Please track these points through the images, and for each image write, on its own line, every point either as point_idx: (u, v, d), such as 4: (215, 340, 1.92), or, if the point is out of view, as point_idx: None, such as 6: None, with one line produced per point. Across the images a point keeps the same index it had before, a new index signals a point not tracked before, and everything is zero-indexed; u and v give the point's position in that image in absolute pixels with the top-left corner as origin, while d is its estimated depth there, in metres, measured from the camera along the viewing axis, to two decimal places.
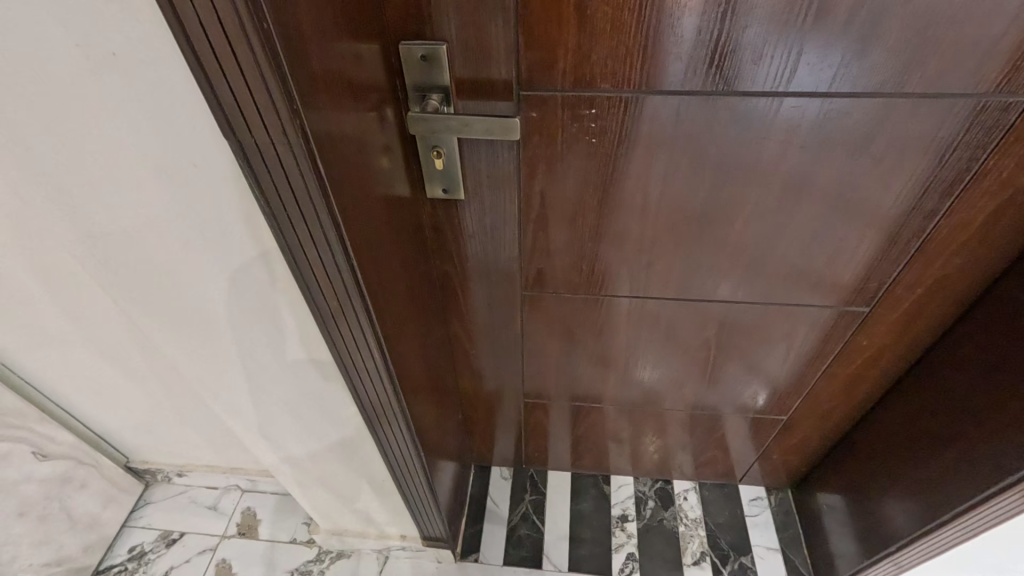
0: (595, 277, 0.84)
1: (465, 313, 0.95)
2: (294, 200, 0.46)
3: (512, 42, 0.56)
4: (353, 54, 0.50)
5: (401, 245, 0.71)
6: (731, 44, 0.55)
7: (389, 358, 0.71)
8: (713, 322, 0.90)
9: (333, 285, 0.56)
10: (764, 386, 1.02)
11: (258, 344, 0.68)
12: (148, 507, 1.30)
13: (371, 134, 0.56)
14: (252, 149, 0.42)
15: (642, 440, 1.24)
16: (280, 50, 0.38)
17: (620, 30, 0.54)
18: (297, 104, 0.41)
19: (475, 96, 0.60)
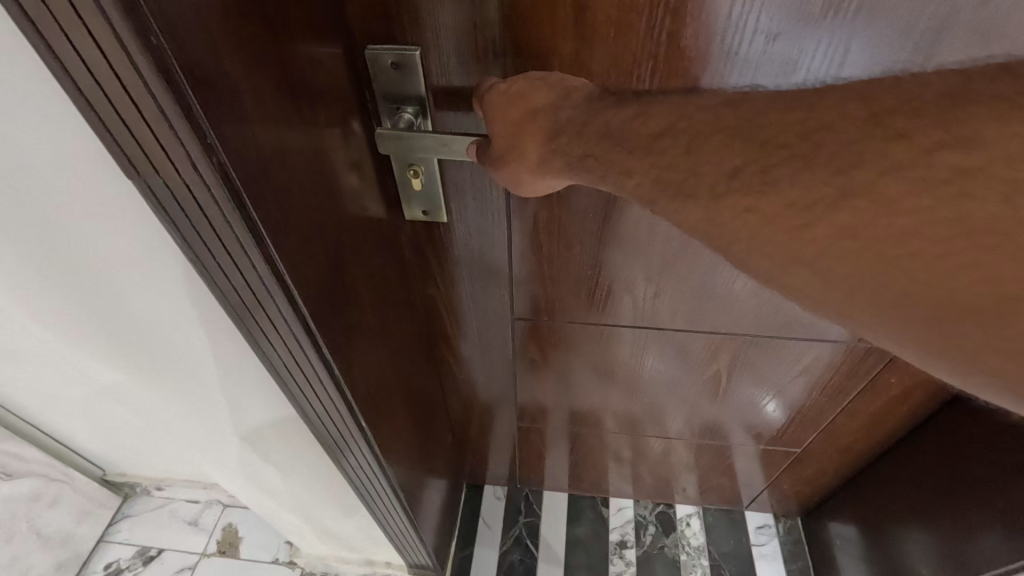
0: (595, 303, 0.76)
1: (455, 336, 0.88)
2: (220, 245, 0.39)
3: (499, 47, 0.47)
4: (303, 65, 0.42)
5: (376, 274, 0.63)
6: (758, 55, 0.46)
7: (357, 399, 0.64)
8: (724, 351, 0.83)
9: (281, 334, 0.49)
10: (779, 418, 0.95)
11: (213, 378, 0.62)
12: (126, 520, 1.25)
13: (331, 157, 0.48)
14: (162, 189, 0.35)
15: (645, 463, 1.17)
16: (184, 74, 0.30)
17: (625, 36, 0.45)
18: (212, 137, 0.33)
19: (454, 111, 0.52)
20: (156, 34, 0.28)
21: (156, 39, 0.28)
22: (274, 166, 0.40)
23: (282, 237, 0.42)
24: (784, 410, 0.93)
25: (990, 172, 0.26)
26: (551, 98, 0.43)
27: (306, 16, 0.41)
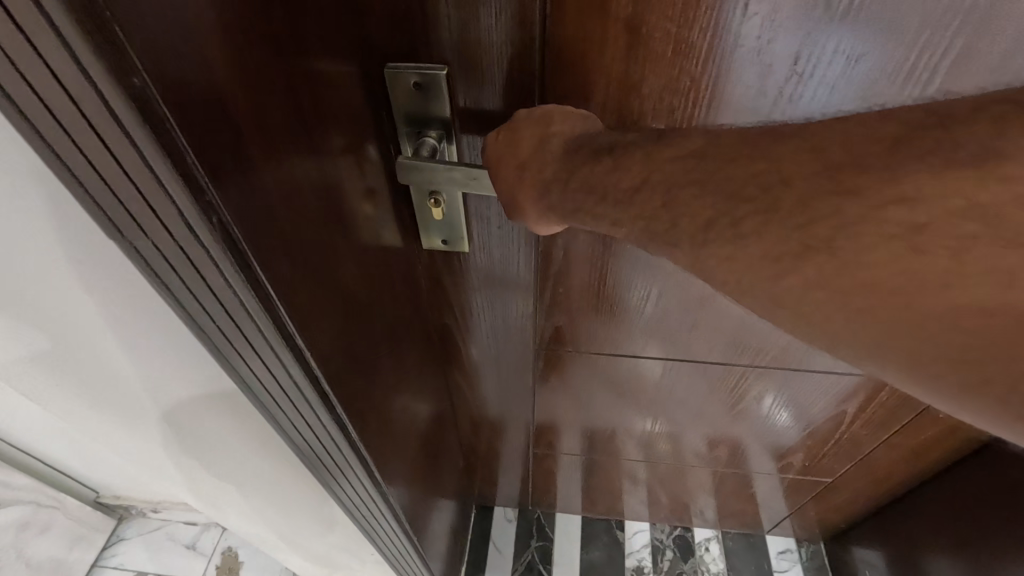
0: (620, 335, 0.71)
1: (470, 365, 0.82)
2: (222, 313, 0.33)
3: (536, 66, 0.41)
4: (314, 89, 0.36)
5: (390, 312, 0.58)
6: (842, 79, 0.39)
7: (370, 449, 0.58)
8: (755, 384, 0.78)
9: (290, 398, 0.43)
10: (810, 449, 0.90)
11: (212, 441, 0.56)
12: (122, 544, 1.19)
13: (343, 190, 0.42)
14: (153, 255, 0.29)
15: (664, 488, 1.12)
16: (177, 118, 0.24)
17: (684, 56, 0.39)
18: (213, 195, 0.27)
19: (483, 133, 0.46)
20: (141, 72, 0.22)
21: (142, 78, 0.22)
22: (281, 211, 0.34)
23: (292, 294, 0.36)
24: (816, 442, 0.88)
25: None
26: (528, 145, 0.37)
27: (317, 34, 0.35)
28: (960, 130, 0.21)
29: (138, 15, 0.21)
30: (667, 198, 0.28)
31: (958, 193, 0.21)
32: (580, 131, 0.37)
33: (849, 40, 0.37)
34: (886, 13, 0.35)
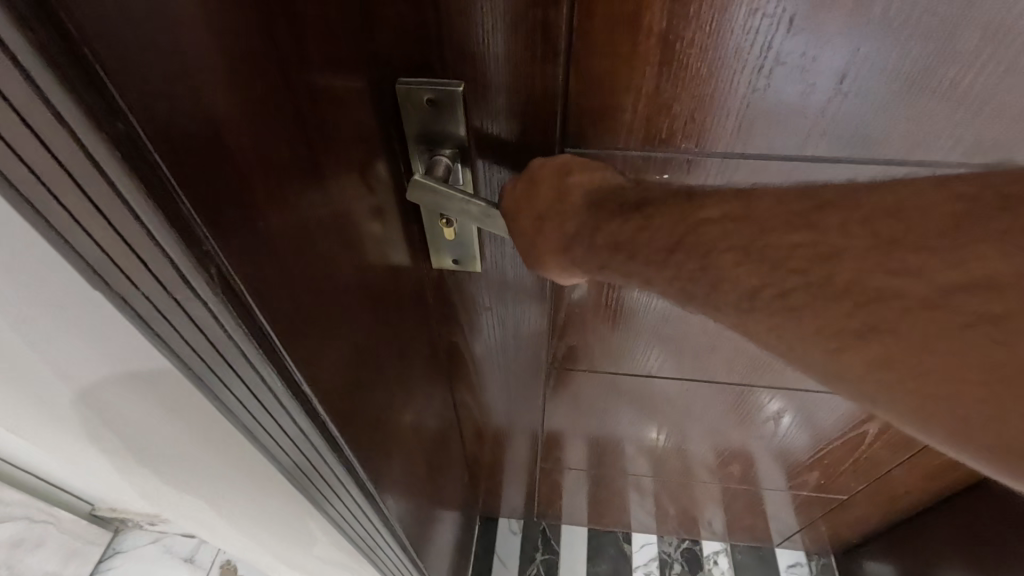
0: (635, 356, 0.69)
1: (479, 386, 0.79)
2: (223, 366, 0.30)
3: (561, 83, 0.38)
4: (323, 113, 0.33)
5: (401, 340, 0.55)
6: (891, 98, 0.36)
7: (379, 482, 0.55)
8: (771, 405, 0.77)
9: (297, 448, 0.40)
10: (826, 467, 0.88)
11: (202, 502, 0.51)
12: (116, 557, 1.16)
13: (353, 219, 0.39)
14: (146, 314, 0.26)
15: (673, 502, 1.10)
16: (171, 164, 0.22)
17: (720, 74, 0.36)
18: (211, 240, 0.25)
19: (502, 160, 0.43)
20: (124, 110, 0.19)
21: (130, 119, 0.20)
22: (288, 250, 0.31)
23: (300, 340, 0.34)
24: (833, 460, 0.85)
25: None
26: (546, 197, 0.38)
27: (326, 50, 0.32)
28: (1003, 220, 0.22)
29: (121, 47, 0.19)
30: (706, 258, 0.29)
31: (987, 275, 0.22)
32: (599, 182, 0.37)
33: (900, 60, 0.34)
34: (943, 28, 0.32)
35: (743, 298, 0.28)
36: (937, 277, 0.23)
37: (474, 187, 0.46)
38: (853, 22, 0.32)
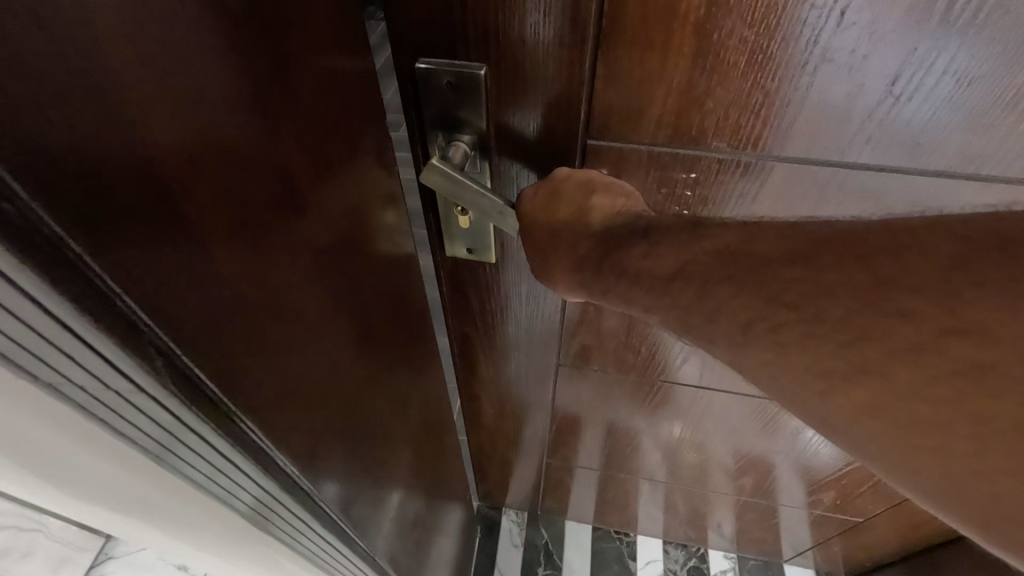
0: (652, 364, 0.68)
1: (489, 387, 0.78)
2: (180, 448, 0.27)
3: (588, 71, 0.36)
4: (332, 91, 0.32)
5: (406, 354, 0.53)
6: (945, 104, 0.33)
7: (383, 495, 0.55)
8: (787, 422, 0.75)
9: (269, 517, 0.37)
10: (843, 487, 0.85)
11: (181, 535, 0.49)
12: (107, 563, 1.21)
13: (365, 206, 0.38)
14: (86, 406, 0.22)
15: (681, 512, 1.09)
16: (95, 250, 0.18)
17: (756, 70, 0.34)
18: (148, 327, 0.21)
19: (521, 153, 0.41)
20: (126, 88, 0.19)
21: (44, 167, 0.16)
22: (291, 238, 0.30)
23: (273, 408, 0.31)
24: (849, 481, 0.83)
25: None
26: (565, 213, 0.38)
27: (337, 24, 0.31)
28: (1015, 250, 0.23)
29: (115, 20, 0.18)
30: (703, 291, 0.31)
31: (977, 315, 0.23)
32: (619, 206, 0.37)
33: (962, 64, 0.31)
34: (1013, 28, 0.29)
35: (764, 300, 0.28)
36: (936, 299, 0.24)
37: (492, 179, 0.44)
38: (913, 17, 0.30)
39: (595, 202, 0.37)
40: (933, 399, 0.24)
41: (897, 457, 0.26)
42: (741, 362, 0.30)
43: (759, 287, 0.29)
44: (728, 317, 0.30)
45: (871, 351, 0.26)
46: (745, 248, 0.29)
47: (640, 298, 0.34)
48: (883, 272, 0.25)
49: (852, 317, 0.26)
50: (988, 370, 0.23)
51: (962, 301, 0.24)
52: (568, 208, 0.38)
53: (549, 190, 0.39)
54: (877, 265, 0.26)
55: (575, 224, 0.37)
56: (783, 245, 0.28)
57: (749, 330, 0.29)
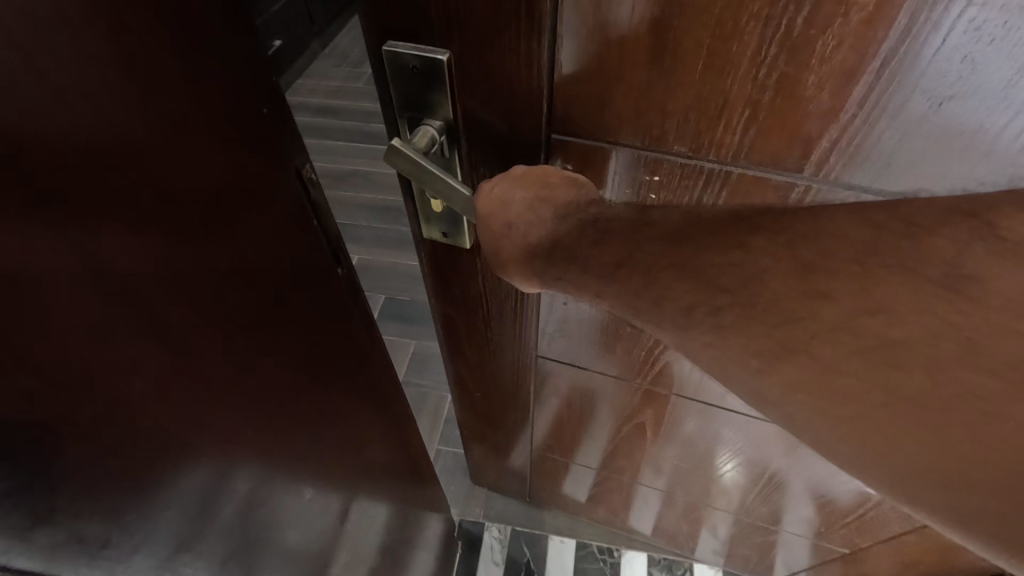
0: (643, 369, 0.65)
1: (471, 372, 0.78)
2: None
3: (547, 67, 0.35)
4: (211, 107, 0.28)
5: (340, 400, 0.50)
6: (906, 115, 0.31)
7: (305, 511, 0.53)
8: (789, 447, 0.70)
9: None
10: (846, 520, 0.78)
11: None
12: None
13: (264, 231, 0.34)
14: None
15: (671, 530, 1.04)
16: None
17: (718, 73, 0.33)
18: None
19: (485, 144, 0.42)
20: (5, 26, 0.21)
21: None
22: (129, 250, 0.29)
23: None
24: (851, 518, 0.76)
25: None
26: (517, 206, 0.36)
27: (225, 35, 0.27)
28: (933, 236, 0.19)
29: None
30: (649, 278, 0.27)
31: (904, 317, 0.19)
32: (571, 199, 0.35)
33: (933, 76, 0.29)
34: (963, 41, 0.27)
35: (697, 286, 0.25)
36: (853, 301, 0.20)
37: (460, 167, 0.44)
38: (876, 23, 0.28)
39: (550, 194, 0.35)
40: (852, 375, 0.21)
41: (841, 459, 0.22)
42: (687, 346, 0.26)
43: (698, 271, 0.25)
44: (672, 302, 0.26)
45: (797, 335, 0.22)
46: (667, 243, 0.27)
47: (589, 285, 0.31)
48: (806, 259, 0.22)
49: (781, 299, 0.22)
50: (912, 379, 0.19)
51: (870, 283, 0.20)
52: (519, 205, 0.35)
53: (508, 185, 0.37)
54: (799, 253, 0.22)
55: (528, 213, 0.35)
56: (720, 232, 0.25)
57: (691, 314, 0.25)
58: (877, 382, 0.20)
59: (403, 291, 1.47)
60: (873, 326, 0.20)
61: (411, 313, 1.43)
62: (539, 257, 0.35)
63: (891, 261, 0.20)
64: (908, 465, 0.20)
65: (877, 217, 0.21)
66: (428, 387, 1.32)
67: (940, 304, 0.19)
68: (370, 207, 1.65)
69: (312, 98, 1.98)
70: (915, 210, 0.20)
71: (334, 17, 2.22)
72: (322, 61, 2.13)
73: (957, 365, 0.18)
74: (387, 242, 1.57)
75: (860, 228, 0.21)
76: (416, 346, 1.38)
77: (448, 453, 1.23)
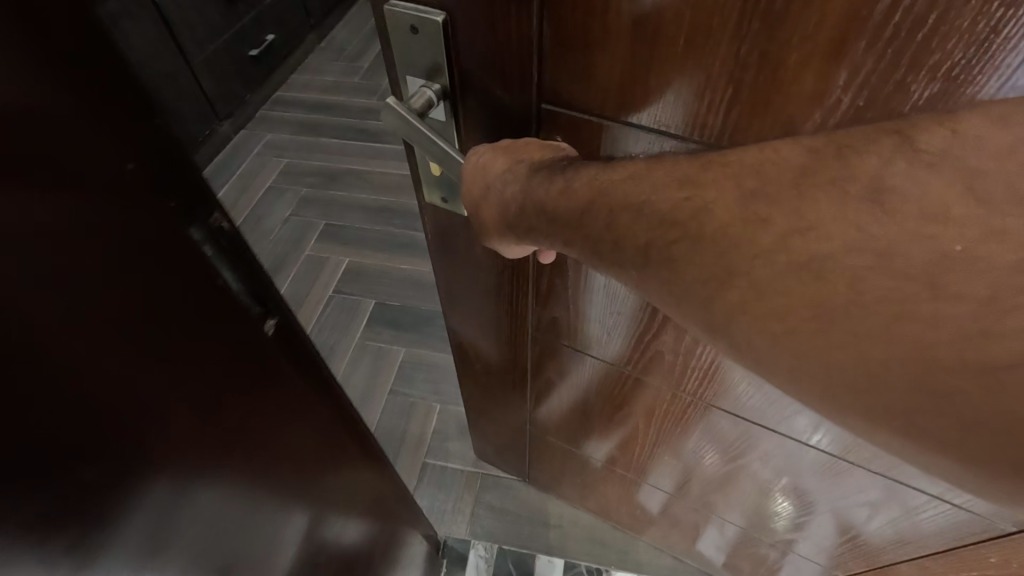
0: (644, 362, 0.59)
1: (467, 343, 0.75)
2: None
3: (535, 35, 0.37)
4: (80, 150, 0.25)
5: (292, 432, 0.47)
6: (898, 19, 0.27)
7: (276, 536, 0.50)
8: (805, 471, 0.61)
9: None
10: (873, 551, 0.67)
11: None
12: None
13: (189, 289, 0.32)
14: None
15: (665, 535, 1.00)
16: None
17: (700, 48, 0.33)
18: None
19: (483, 109, 0.43)
20: None
21: None
22: (37, 364, 0.25)
23: None
24: (855, 545, 0.69)
25: (983, 219, 0.18)
26: (499, 169, 0.37)
27: (75, 97, 0.24)
28: (856, 155, 0.21)
29: None
30: (609, 219, 0.28)
31: (830, 233, 0.21)
32: (546, 158, 0.36)
33: (917, 58, 0.28)
34: None
35: (651, 222, 0.26)
36: (787, 222, 0.22)
37: (460, 131, 0.46)
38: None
39: (529, 153, 0.37)
40: (785, 294, 0.22)
41: (777, 377, 0.23)
42: (647, 281, 0.27)
43: (651, 209, 0.26)
44: (632, 243, 0.27)
45: (739, 255, 0.23)
46: (625, 184, 0.28)
47: (559, 233, 0.32)
48: (749, 187, 0.23)
49: (727, 229, 0.23)
50: (832, 292, 0.20)
51: (802, 203, 0.21)
52: (498, 170, 0.37)
53: (492, 157, 0.38)
54: (743, 182, 0.23)
55: (509, 172, 0.36)
56: (674, 170, 0.26)
57: (647, 254, 0.26)
58: (806, 298, 0.21)
59: (393, 296, 1.45)
60: (807, 243, 0.21)
61: (400, 319, 1.41)
62: (514, 210, 0.35)
63: (818, 180, 0.21)
64: (841, 379, 0.21)
65: (809, 139, 0.23)
66: (416, 398, 1.27)
67: (868, 217, 0.20)
68: (361, 207, 1.64)
69: (303, 93, 1.98)
70: (848, 133, 0.21)
71: (328, 12, 2.18)
72: (319, 57, 2.11)
73: (878, 274, 0.20)
74: (377, 244, 1.56)
75: (796, 155, 0.22)
76: (404, 353, 1.34)
77: (435, 467, 1.18)
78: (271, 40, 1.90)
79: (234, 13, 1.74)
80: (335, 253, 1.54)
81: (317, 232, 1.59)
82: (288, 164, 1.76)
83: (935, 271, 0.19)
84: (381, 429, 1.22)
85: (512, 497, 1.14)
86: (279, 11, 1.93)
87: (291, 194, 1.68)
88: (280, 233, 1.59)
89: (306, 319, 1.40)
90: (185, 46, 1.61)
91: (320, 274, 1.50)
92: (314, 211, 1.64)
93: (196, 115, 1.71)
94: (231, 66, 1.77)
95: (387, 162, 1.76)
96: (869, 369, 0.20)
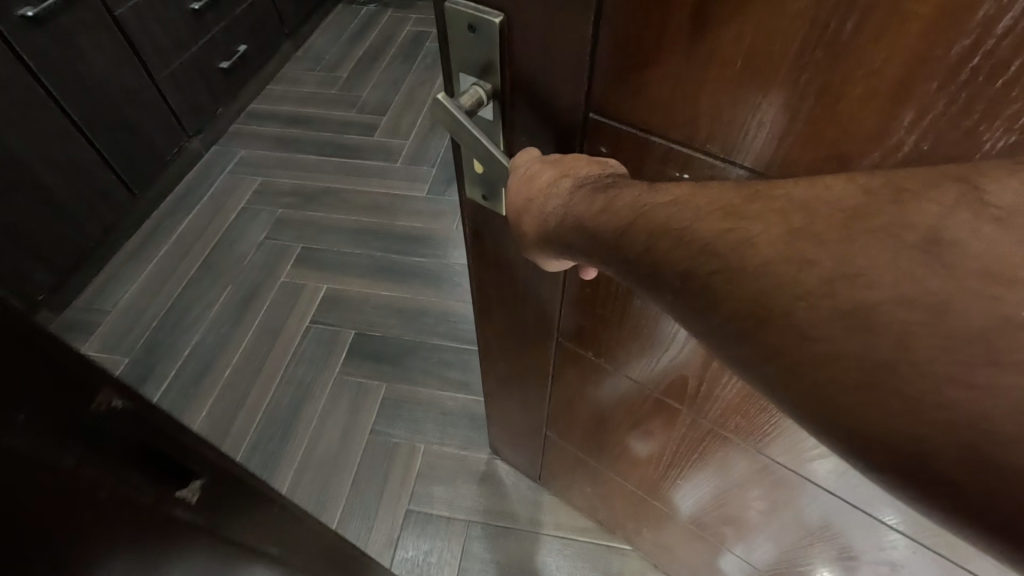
0: (687, 395, 0.58)
1: (491, 338, 0.76)
2: None
3: (588, 44, 0.36)
4: None
5: (235, 543, 0.48)
6: (978, 63, 0.25)
7: None
8: (833, 526, 0.58)
9: None
10: None
11: None
12: None
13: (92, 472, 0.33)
14: None
15: (677, 559, 0.99)
16: None
17: (755, 74, 0.32)
18: None
19: (532, 113, 0.43)
20: None
21: None
22: None
23: None
24: None
25: None
26: (543, 180, 0.37)
27: None
28: (914, 199, 0.20)
29: None
30: (649, 241, 0.27)
31: (885, 280, 0.20)
32: (590, 174, 0.36)
33: (994, 105, 0.26)
34: None
35: (693, 249, 0.25)
36: (837, 264, 0.21)
37: (507, 132, 0.46)
38: (940, 34, 0.25)
39: (573, 166, 0.36)
40: (826, 340, 0.21)
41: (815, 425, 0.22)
42: (684, 309, 0.26)
43: (694, 238, 0.25)
44: (670, 269, 0.27)
45: (781, 296, 0.22)
46: (666, 207, 0.27)
47: (597, 251, 0.32)
48: (798, 222, 0.22)
49: (769, 267, 0.22)
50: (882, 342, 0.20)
51: (853, 248, 0.20)
52: (544, 180, 0.37)
53: (537, 167, 0.38)
54: (792, 217, 0.22)
55: (554, 184, 0.36)
56: (717, 197, 0.26)
57: (685, 282, 0.26)
58: (851, 348, 0.20)
59: (372, 325, 1.46)
60: (858, 287, 0.20)
61: (380, 349, 1.42)
62: (552, 221, 0.35)
63: (871, 222, 0.21)
64: (883, 436, 0.20)
65: (863, 178, 0.22)
66: (398, 439, 1.27)
67: (924, 269, 0.19)
68: (337, 230, 1.66)
69: (282, 106, 2.02)
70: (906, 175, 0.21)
71: (301, 19, 2.20)
72: (294, 66, 2.14)
73: (929, 331, 0.19)
74: (368, 269, 1.57)
75: (848, 196, 0.22)
76: (385, 390, 1.35)
77: (420, 514, 1.17)
78: (242, 50, 1.92)
79: (201, 23, 1.75)
80: (313, 279, 1.56)
81: (293, 255, 1.61)
82: (263, 181, 1.80)
83: (995, 333, 0.18)
84: (359, 475, 1.22)
85: (505, 545, 1.14)
86: (248, 22, 1.94)
87: (265, 215, 1.71)
88: (254, 258, 1.61)
89: (281, 354, 1.41)
90: (149, 62, 1.60)
91: (296, 302, 1.51)
92: (290, 235, 1.66)
93: (164, 133, 1.70)
94: (198, 76, 1.78)
95: (369, 179, 1.78)
96: (913, 429, 0.19)
